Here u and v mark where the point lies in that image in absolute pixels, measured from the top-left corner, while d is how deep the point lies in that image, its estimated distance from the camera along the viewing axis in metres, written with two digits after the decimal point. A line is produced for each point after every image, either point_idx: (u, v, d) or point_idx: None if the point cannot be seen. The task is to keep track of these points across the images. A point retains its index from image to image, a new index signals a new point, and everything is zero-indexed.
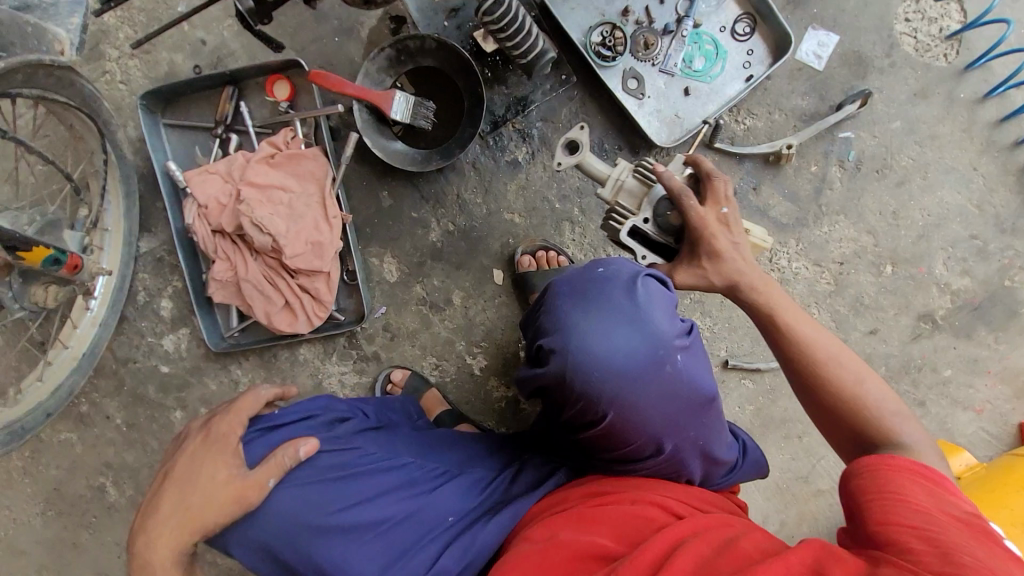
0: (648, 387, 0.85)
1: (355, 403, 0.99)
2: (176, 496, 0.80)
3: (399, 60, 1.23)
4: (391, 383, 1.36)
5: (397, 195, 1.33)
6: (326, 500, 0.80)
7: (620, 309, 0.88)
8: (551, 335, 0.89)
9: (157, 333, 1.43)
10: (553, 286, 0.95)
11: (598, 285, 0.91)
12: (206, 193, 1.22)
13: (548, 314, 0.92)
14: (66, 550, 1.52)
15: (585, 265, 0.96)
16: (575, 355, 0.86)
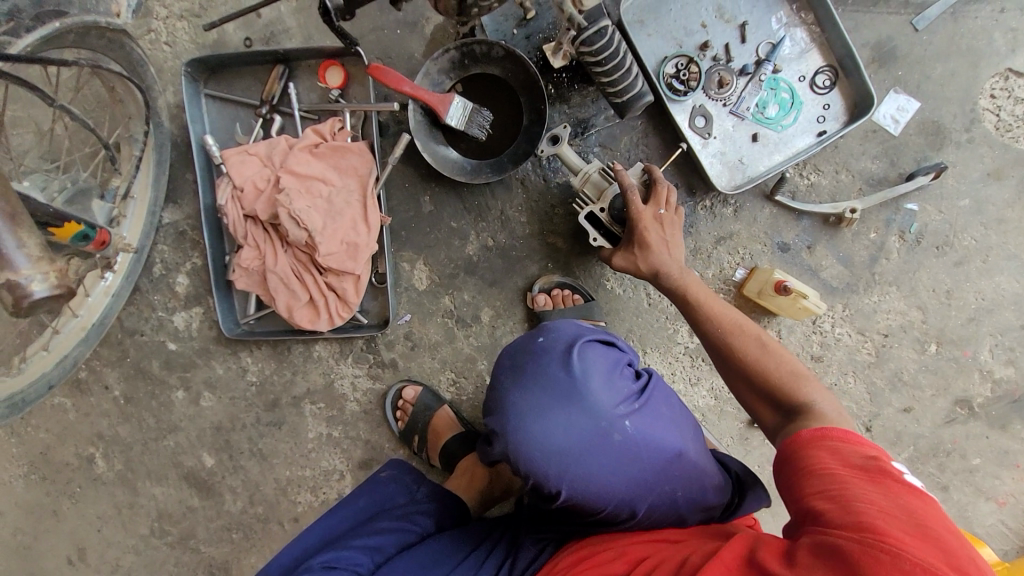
0: (596, 460, 0.85)
1: (335, 559, 0.96)
2: None
3: (462, 63, 1.18)
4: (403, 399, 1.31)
5: (438, 202, 1.28)
6: None
7: (553, 382, 0.89)
8: (490, 418, 0.92)
9: (169, 308, 1.37)
10: (497, 365, 0.98)
11: (533, 361, 0.92)
12: (243, 175, 1.16)
13: (489, 395, 0.94)
14: (45, 516, 1.46)
15: (527, 336, 0.98)
16: (513, 436, 0.87)
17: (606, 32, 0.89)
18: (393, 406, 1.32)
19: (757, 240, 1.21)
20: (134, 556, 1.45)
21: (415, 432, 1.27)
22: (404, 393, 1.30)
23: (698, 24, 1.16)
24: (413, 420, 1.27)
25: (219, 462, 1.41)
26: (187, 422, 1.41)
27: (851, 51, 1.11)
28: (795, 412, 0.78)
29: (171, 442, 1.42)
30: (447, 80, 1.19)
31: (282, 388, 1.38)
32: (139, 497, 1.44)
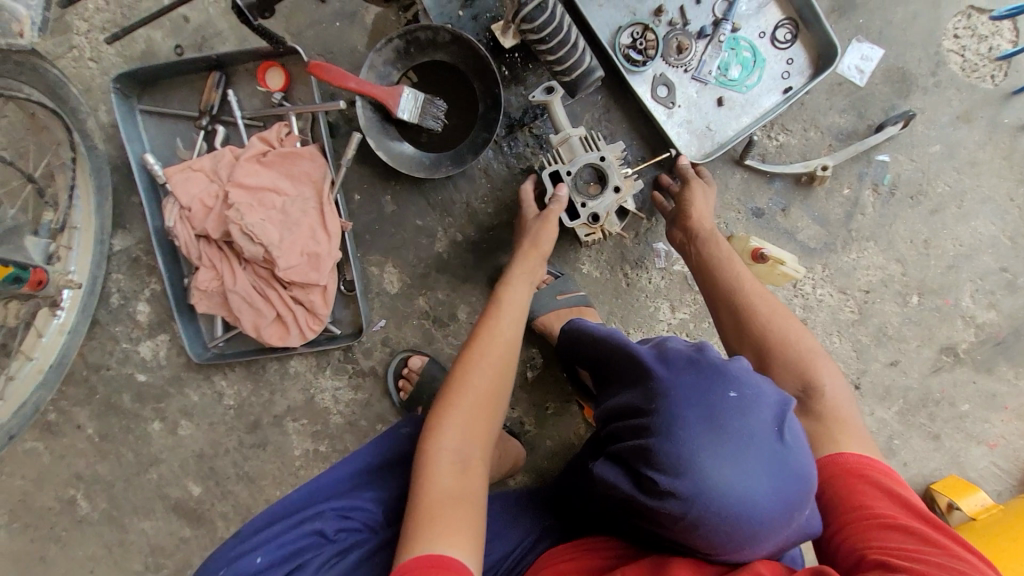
0: (764, 547, 0.66)
1: (346, 508, 0.86)
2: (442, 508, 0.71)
3: (408, 52, 1.12)
4: (407, 368, 1.26)
5: (401, 201, 1.23)
6: None
7: (763, 452, 0.65)
8: (673, 477, 0.65)
9: (133, 339, 1.31)
10: (671, 402, 0.68)
11: (739, 419, 0.66)
12: (188, 193, 1.10)
13: (671, 443, 0.66)
14: (32, 563, 1.41)
15: (713, 371, 0.70)
16: (705, 510, 0.64)
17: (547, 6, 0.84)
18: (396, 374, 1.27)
19: (730, 208, 1.18)
20: None
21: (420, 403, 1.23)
22: (410, 361, 1.25)
23: None
24: (417, 391, 1.23)
25: (207, 490, 1.37)
26: (168, 452, 1.36)
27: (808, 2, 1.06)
28: (806, 391, 0.83)
29: (154, 474, 1.38)
30: (394, 72, 1.13)
31: (262, 408, 1.33)
32: (129, 533, 1.40)
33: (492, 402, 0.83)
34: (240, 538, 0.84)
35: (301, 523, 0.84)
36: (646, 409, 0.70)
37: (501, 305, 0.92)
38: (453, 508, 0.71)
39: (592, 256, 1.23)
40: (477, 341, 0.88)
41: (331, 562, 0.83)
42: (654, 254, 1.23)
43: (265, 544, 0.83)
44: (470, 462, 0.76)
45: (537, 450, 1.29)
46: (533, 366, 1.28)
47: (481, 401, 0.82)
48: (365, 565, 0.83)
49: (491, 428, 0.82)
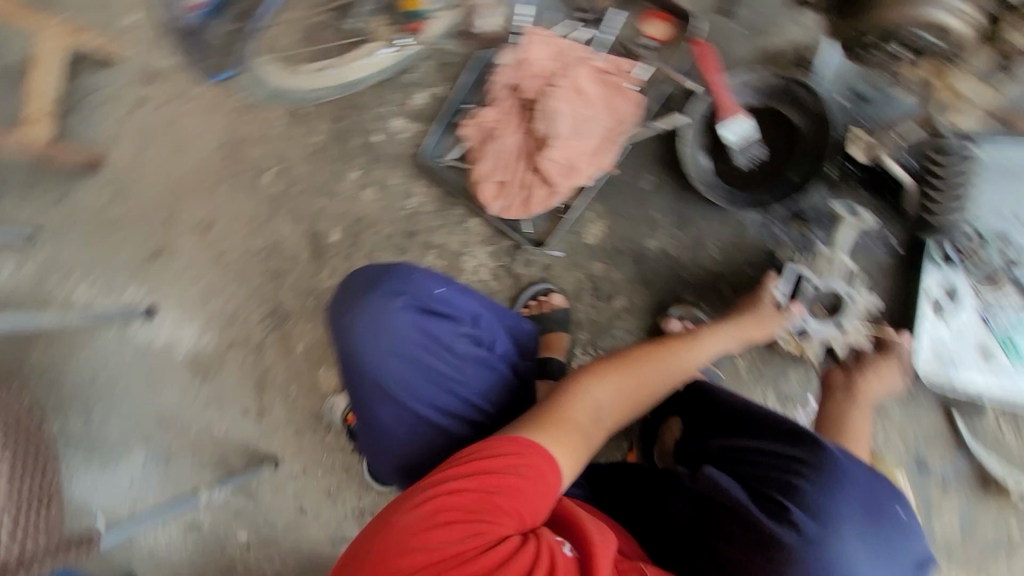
0: None
1: (496, 324, 1.03)
2: (576, 418, 0.85)
3: (775, 95, 1.17)
4: (544, 298, 1.36)
5: (657, 189, 1.30)
6: (397, 370, 0.94)
7: (891, 556, 0.79)
8: (808, 518, 0.80)
9: (396, 109, 1.51)
10: (837, 472, 0.83)
11: (891, 525, 0.81)
12: (535, 52, 1.22)
13: (821, 496, 0.81)
14: (209, 183, 1.70)
15: (885, 483, 0.84)
16: (816, 560, 0.77)
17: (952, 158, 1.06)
18: (530, 296, 1.38)
19: (897, 431, 1.17)
20: (238, 257, 1.69)
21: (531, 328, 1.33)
22: (550, 295, 1.36)
23: (1013, 215, 1.12)
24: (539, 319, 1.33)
25: (342, 245, 1.58)
26: (343, 198, 1.57)
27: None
28: None
29: (320, 203, 1.60)
30: (749, 99, 1.19)
31: (425, 229, 1.50)
32: (272, 223, 1.65)
33: (647, 394, 0.94)
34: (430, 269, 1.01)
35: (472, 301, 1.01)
36: (803, 462, 0.85)
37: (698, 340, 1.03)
38: (576, 432, 0.82)
39: (751, 355, 1.23)
40: (663, 347, 1.00)
41: (466, 340, 0.97)
42: (801, 402, 1.22)
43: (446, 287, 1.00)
44: (603, 421, 0.88)
45: None
46: None
47: (637, 387, 0.93)
48: (476, 367, 0.98)
49: (630, 409, 0.93)
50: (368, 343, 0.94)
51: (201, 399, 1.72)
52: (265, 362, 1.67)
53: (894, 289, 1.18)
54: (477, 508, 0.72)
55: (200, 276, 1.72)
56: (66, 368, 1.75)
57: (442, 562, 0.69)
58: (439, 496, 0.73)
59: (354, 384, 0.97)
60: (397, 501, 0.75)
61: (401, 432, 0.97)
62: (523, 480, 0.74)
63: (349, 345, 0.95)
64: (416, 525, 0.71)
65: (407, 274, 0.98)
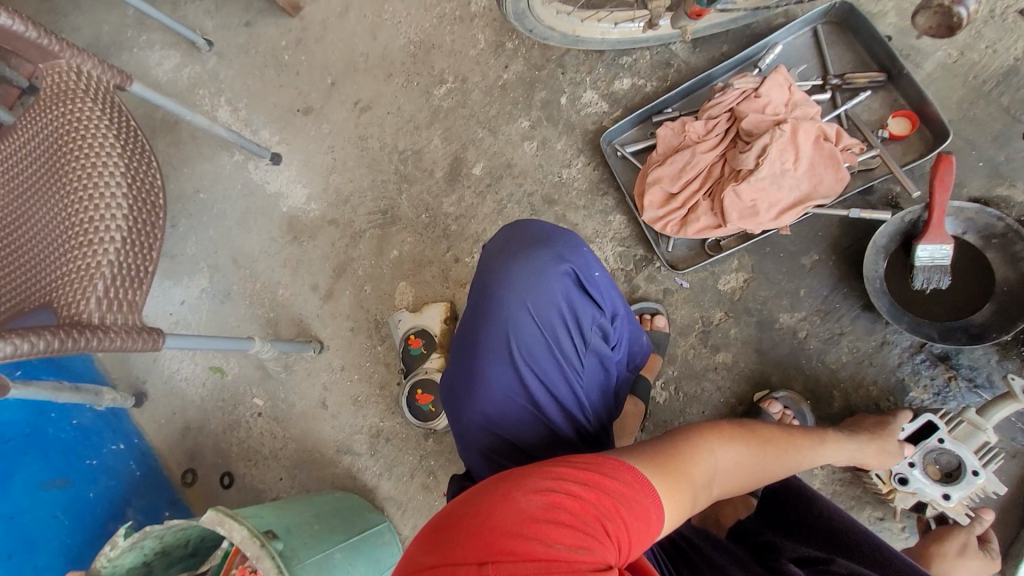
0: None
1: (626, 333, 1.00)
2: (702, 464, 0.78)
3: (987, 238, 1.13)
4: (649, 317, 1.30)
5: (816, 270, 1.26)
6: (530, 330, 0.89)
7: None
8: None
9: (595, 84, 1.51)
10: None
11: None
12: (770, 90, 1.22)
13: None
14: (385, 69, 1.71)
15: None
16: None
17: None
18: (637, 310, 1.32)
19: None
20: (378, 147, 1.68)
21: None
22: (656, 318, 1.29)
23: None
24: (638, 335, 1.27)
25: (481, 180, 1.57)
26: (503, 140, 1.57)
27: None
28: None
29: (480, 134, 1.59)
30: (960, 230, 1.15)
31: (568, 202, 1.48)
32: (424, 130, 1.65)
33: (754, 474, 0.87)
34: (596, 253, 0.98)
35: (618, 301, 0.97)
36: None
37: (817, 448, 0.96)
38: (695, 482, 0.75)
39: (834, 474, 1.17)
40: (783, 436, 0.92)
41: (600, 333, 0.93)
42: None
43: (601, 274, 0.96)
44: (711, 484, 0.80)
45: None
46: None
47: (751, 464, 0.86)
48: (596, 363, 0.94)
49: (737, 482, 0.85)
50: (512, 293, 0.91)
51: (276, 258, 1.68)
52: (350, 253, 1.63)
53: (1017, 478, 1.10)
54: (592, 522, 0.61)
55: (335, 147, 1.72)
56: (177, 174, 1.78)
57: (552, 563, 0.56)
58: (560, 491, 0.63)
59: (473, 325, 0.93)
60: (513, 479, 0.65)
61: (503, 396, 0.89)
62: (636, 510, 0.65)
63: (493, 288, 0.92)
64: (534, 511, 0.61)
65: (575, 246, 0.96)
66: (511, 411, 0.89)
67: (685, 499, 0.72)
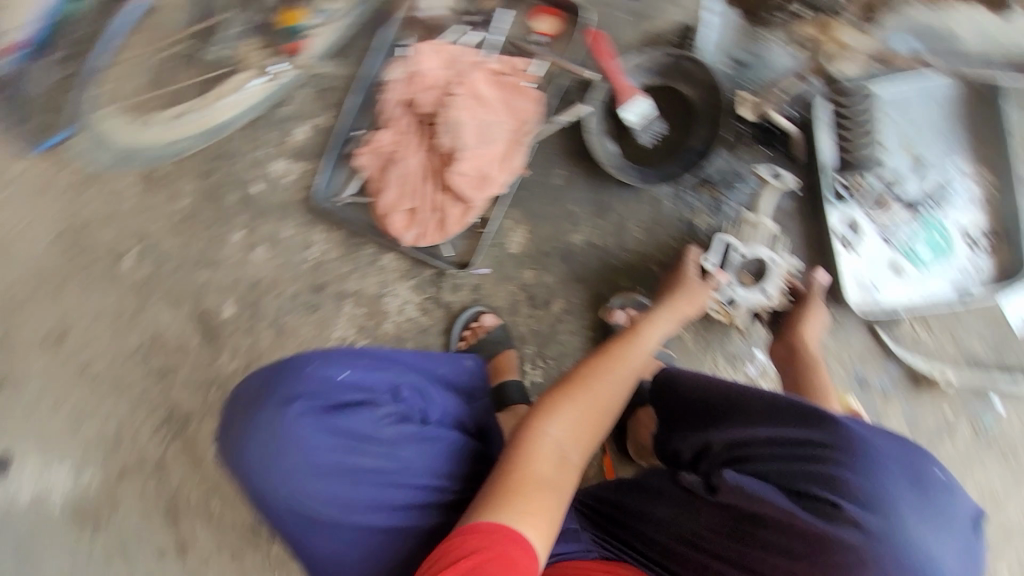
0: None
1: (418, 383, 0.91)
2: (546, 459, 0.79)
3: (665, 71, 1.19)
4: (477, 323, 1.30)
5: (569, 182, 1.28)
6: (319, 485, 0.79)
7: (959, 538, 0.65)
8: (865, 510, 0.64)
9: (272, 154, 1.35)
10: (868, 442, 0.69)
11: (942, 491, 0.67)
12: (426, 63, 1.14)
13: (866, 479, 0.66)
14: (46, 287, 1.37)
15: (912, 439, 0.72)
16: (888, 560, 0.62)
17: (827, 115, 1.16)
18: (463, 325, 1.31)
19: (842, 362, 1.21)
20: (108, 365, 1.38)
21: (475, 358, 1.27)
22: (483, 318, 1.30)
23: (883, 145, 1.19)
24: (478, 346, 1.27)
25: (242, 318, 1.37)
26: (231, 266, 1.37)
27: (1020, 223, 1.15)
28: None
29: (204, 276, 1.38)
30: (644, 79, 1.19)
31: (335, 278, 1.35)
32: (145, 313, 1.39)
33: (602, 414, 0.87)
34: (325, 355, 0.87)
35: (384, 371, 0.88)
36: (822, 447, 0.70)
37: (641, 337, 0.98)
38: (546, 486, 0.76)
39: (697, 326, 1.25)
40: (605, 358, 0.94)
41: (391, 419, 0.84)
42: (750, 358, 1.24)
43: (346, 367, 0.86)
44: (567, 464, 0.80)
45: None
46: None
47: (588, 410, 0.86)
48: (416, 443, 0.84)
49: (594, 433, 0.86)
50: (279, 471, 0.79)
51: (93, 562, 1.34)
52: (169, 487, 1.35)
53: (807, 229, 1.21)
54: None
55: (59, 402, 1.36)
56: None
57: None
58: None
59: (278, 524, 0.83)
60: None
61: (354, 549, 0.81)
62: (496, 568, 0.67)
63: (258, 483, 0.81)
64: None
65: (295, 372, 0.84)
66: (373, 552, 0.82)
67: (546, 508, 0.74)
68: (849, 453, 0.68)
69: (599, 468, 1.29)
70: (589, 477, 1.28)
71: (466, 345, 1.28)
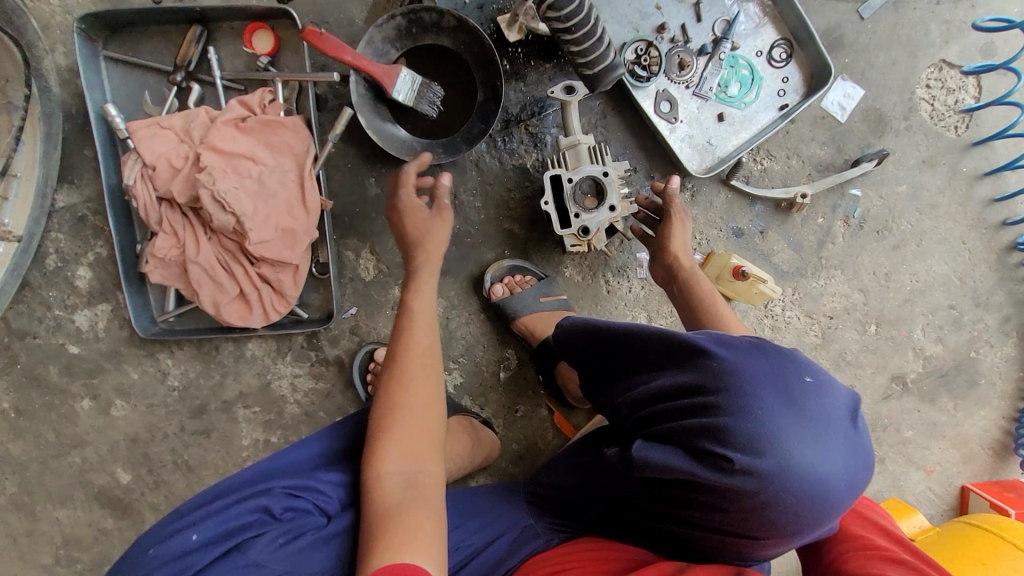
0: (814, 513, 0.73)
1: (292, 489, 0.81)
2: (405, 496, 0.75)
3: (409, 32, 1.09)
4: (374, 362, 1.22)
5: (385, 184, 1.18)
6: None
7: (835, 434, 0.74)
8: (753, 455, 0.71)
9: (67, 306, 1.19)
10: (742, 382, 0.74)
11: (813, 400, 0.74)
12: (154, 150, 1.02)
13: (748, 423, 0.72)
14: None
15: (780, 355, 0.78)
16: (777, 488, 0.71)
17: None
18: (362, 369, 1.22)
19: (713, 226, 1.21)
20: None
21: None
22: (376, 355, 1.21)
23: (653, 6, 1.15)
24: None
25: (139, 478, 1.25)
26: (98, 434, 1.23)
27: (804, 22, 1.12)
28: None
29: (77, 458, 1.24)
30: (395, 49, 1.10)
31: (210, 392, 1.23)
32: (40, 523, 1.26)
33: (422, 420, 0.82)
34: (180, 517, 0.77)
35: (247, 499, 0.78)
36: (704, 402, 0.75)
37: (415, 314, 0.90)
38: (409, 516, 0.73)
39: (575, 260, 1.22)
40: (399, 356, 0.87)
41: (278, 542, 0.75)
42: (636, 263, 1.23)
43: (203, 521, 0.75)
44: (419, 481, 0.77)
45: (502, 452, 1.28)
46: (508, 365, 1.25)
47: (417, 425, 0.81)
48: (318, 551, 0.77)
49: (433, 432, 0.82)
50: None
51: None
52: None
53: (623, 118, 1.18)
54: None
55: None
56: None
57: None
58: None
59: None
60: None
61: None
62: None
63: None
64: None
65: (139, 564, 0.72)
66: None
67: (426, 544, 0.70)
68: (727, 401, 0.74)
69: (556, 427, 1.28)
70: (552, 439, 1.28)
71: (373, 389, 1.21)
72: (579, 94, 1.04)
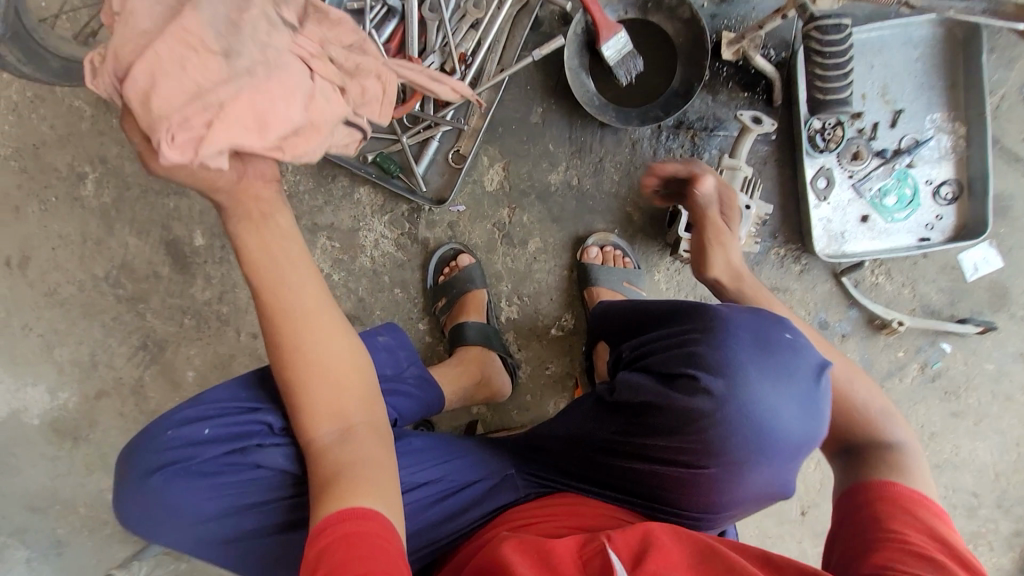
0: (760, 453, 0.79)
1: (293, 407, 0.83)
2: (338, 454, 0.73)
3: (643, 4, 1.16)
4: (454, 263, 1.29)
5: (548, 119, 1.25)
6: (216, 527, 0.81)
7: (800, 384, 0.81)
8: (716, 378, 0.79)
9: None
10: (725, 323, 0.83)
11: (786, 351, 0.82)
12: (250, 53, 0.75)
13: (719, 353, 0.81)
14: (6, 208, 1.35)
15: (768, 316, 0.87)
16: (732, 409, 0.78)
17: (844, 28, 0.95)
18: (440, 262, 1.30)
19: (804, 306, 1.25)
20: (77, 291, 1.37)
21: (446, 294, 1.26)
22: (459, 258, 1.28)
23: (859, 93, 1.19)
24: (450, 283, 1.25)
25: (211, 247, 1.34)
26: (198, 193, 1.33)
27: (985, 176, 1.16)
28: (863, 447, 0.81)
29: (172, 203, 1.33)
30: (621, 12, 1.17)
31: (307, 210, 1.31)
32: (112, 238, 1.36)
33: (337, 365, 0.77)
34: (196, 405, 0.82)
35: (255, 410, 0.82)
36: (685, 341, 0.85)
37: (255, 260, 0.76)
38: (354, 467, 0.71)
39: (669, 271, 1.28)
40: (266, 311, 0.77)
41: (282, 451, 0.82)
42: None
43: (213, 416, 0.82)
44: (357, 441, 0.74)
45: (513, 396, 1.34)
46: (560, 327, 1.31)
47: (327, 374, 0.77)
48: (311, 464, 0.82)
49: (350, 395, 0.76)
50: (178, 529, 0.81)
51: (74, 470, 1.41)
52: (147, 406, 1.39)
53: (778, 174, 1.23)
54: None
55: (31, 323, 1.38)
56: None
57: None
58: None
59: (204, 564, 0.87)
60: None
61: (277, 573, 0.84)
62: (356, 534, 0.62)
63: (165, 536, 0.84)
64: None
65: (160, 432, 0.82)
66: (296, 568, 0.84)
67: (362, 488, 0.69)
68: (707, 340, 0.82)
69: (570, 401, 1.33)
70: (562, 409, 1.34)
71: (444, 279, 1.28)
72: (764, 126, 1.08)
